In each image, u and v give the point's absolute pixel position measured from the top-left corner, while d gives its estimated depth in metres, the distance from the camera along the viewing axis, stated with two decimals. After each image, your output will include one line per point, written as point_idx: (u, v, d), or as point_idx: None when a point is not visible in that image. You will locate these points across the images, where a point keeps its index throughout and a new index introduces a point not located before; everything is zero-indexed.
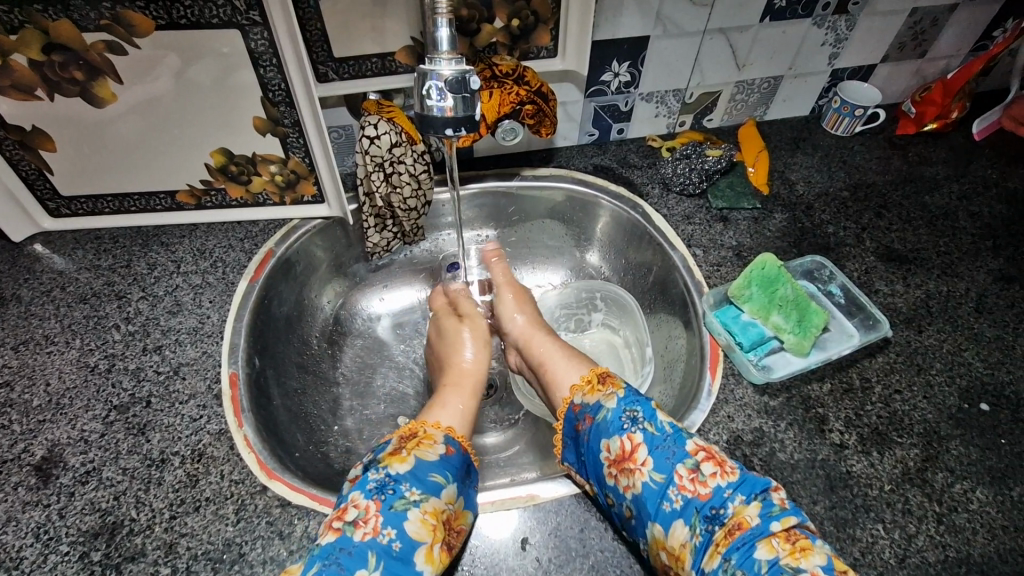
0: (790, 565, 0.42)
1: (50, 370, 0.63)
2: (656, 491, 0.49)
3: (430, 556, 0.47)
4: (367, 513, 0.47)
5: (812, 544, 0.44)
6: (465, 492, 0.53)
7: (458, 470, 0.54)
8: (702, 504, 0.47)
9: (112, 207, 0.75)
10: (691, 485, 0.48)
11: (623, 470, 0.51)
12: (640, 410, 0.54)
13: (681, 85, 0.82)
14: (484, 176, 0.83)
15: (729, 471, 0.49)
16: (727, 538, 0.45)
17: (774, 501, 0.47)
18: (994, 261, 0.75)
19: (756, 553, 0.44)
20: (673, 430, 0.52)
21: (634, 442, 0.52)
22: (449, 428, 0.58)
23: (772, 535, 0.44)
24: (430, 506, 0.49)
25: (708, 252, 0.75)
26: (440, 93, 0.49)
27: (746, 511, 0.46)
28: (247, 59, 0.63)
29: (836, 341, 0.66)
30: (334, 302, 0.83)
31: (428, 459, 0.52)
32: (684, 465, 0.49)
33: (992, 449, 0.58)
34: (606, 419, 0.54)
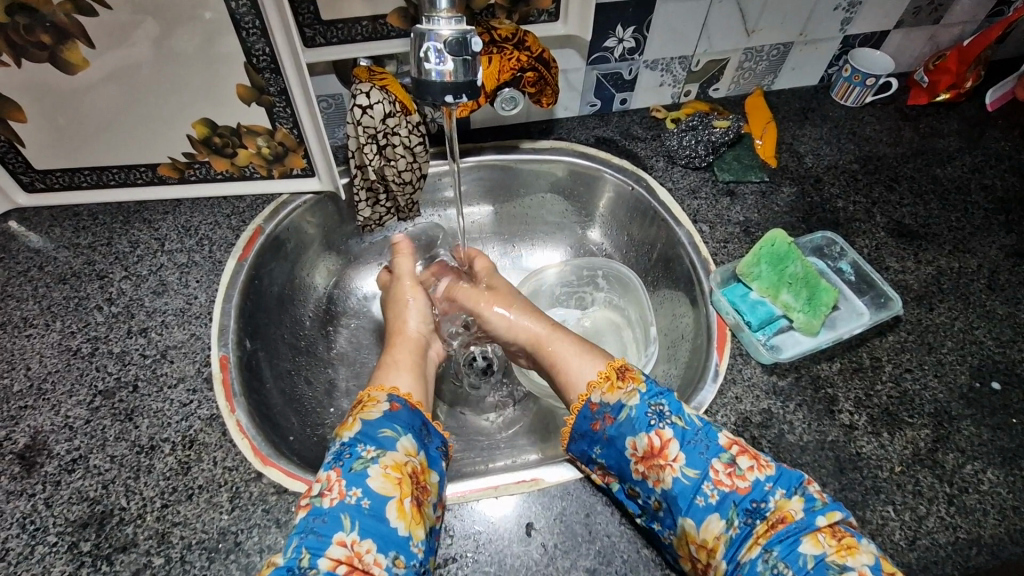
0: (837, 561, 0.43)
1: (31, 354, 0.60)
2: (689, 486, 0.48)
3: (401, 510, 0.46)
4: (329, 482, 0.47)
5: (857, 542, 0.44)
6: (423, 446, 0.53)
7: (411, 425, 0.54)
8: (740, 498, 0.47)
9: (89, 181, 0.71)
10: (727, 479, 0.48)
11: (653, 466, 0.50)
12: (666, 403, 0.53)
13: (687, 52, 0.79)
14: (482, 148, 0.79)
15: (766, 465, 0.48)
16: (768, 531, 0.45)
17: (815, 496, 0.47)
18: (1007, 237, 0.73)
19: (801, 547, 0.44)
20: (703, 424, 0.51)
21: (664, 438, 0.51)
22: (395, 388, 0.57)
23: (817, 530, 0.44)
24: (389, 460, 0.49)
25: (715, 228, 0.73)
26: (439, 55, 0.45)
27: (789, 504, 0.46)
28: (228, 21, 0.59)
29: (846, 320, 0.64)
30: (327, 281, 0.80)
31: (373, 417, 0.52)
32: (719, 460, 0.49)
33: (1003, 429, 0.57)
34: (631, 416, 0.53)
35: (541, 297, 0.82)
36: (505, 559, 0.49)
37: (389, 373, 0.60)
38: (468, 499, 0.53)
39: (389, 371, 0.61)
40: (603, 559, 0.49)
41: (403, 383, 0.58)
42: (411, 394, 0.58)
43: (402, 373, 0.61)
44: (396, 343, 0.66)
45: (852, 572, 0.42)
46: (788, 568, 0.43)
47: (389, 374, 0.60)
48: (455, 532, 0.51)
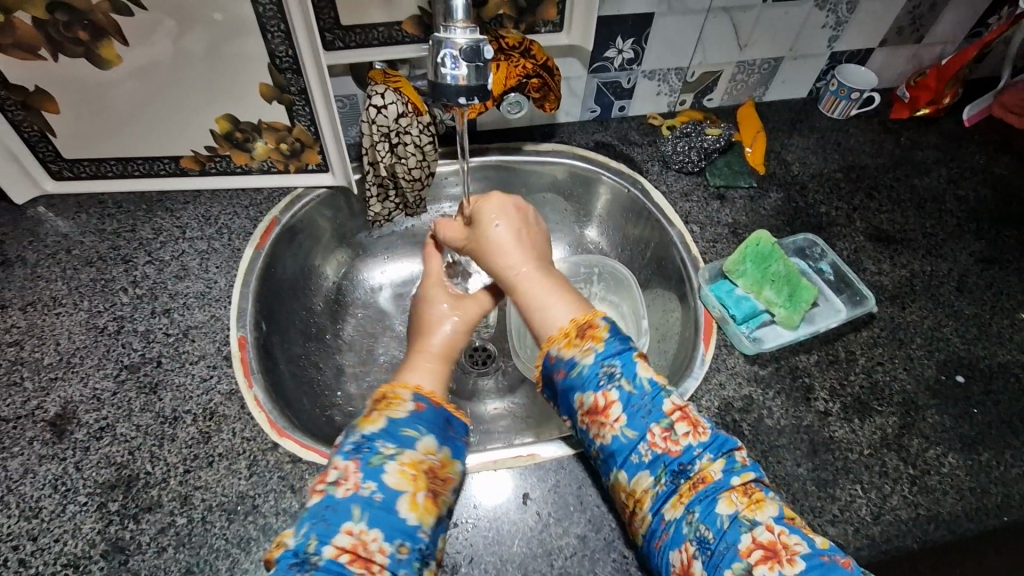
0: (747, 518, 0.46)
1: (60, 331, 0.64)
2: (627, 444, 0.51)
3: (414, 503, 0.48)
4: (346, 470, 0.48)
5: (765, 497, 0.48)
6: (446, 441, 0.53)
7: (433, 422, 0.54)
8: (671, 460, 0.49)
9: (115, 170, 0.75)
10: (662, 442, 0.50)
11: (596, 421, 0.52)
12: (618, 364, 0.53)
13: (683, 63, 0.84)
14: (487, 149, 0.84)
15: (701, 431, 0.50)
16: (691, 490, 0.48)
17: (737, 458, 0.50)
18: (977, 243, 0.78)
19: (717, 508, 0.46)
20: (651, 388, 0.52)
21: (609, 399, 0.52)
22: (419, 386, 0.57)
23: (730, 490, 0.47)
24: (407, 457, 0.49)
25: (705, 228, 0.77)
26: (455, 61, 0.49)
27: (711, 466, 0.49)
28: (255, 24, 0.64)
29: (825, 315, 0.68)
30: (337, 271, 0.84)
31: (400, 416, 0.52)
32: (658, 424, 0.50)
33: (965, 418, 0.62)
34: (582, 374, 0.53)
35: None
36: (503, 526, 0.53)
37: (410, 370, 0.60)
38: (469, 471, 0.57)
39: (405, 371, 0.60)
40: (593, 527, 0.54)
41: (423, 380, 0.58)
42: (433, 391, 0.57)
43: (421, 373, 0.60)
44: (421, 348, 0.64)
45: (759, 526, 0.45)
46: (706, 529, 0.46)
47: (407, 371, 0.59)
48: (456, 501, 0.55)
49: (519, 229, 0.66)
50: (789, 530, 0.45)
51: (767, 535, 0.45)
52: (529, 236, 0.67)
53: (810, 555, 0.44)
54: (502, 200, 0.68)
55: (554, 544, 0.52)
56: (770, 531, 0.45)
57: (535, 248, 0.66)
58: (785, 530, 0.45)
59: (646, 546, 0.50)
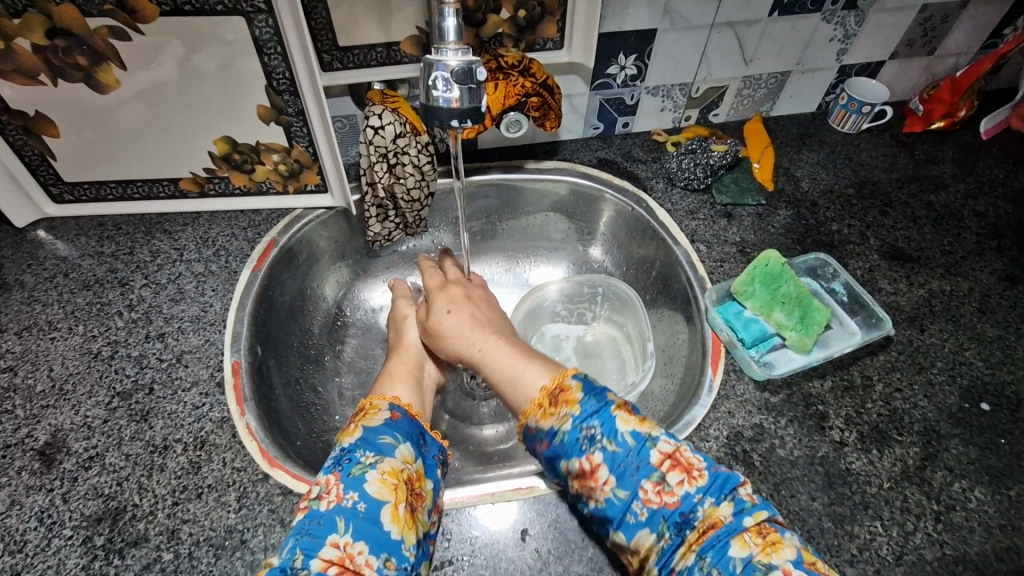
0: (762, 562, 0.43)
1: (53, 356, 0.63)
2: (619, 506, 0.48)
3: (396, 515, 0.47)
4: (328, 484, 0.47)
5: (782, 538, 0.44)
6: (420, 454, 0.54)
7: (409, 433, 0.55)
8: (669, 512, 0.47)
9: (114, 193, 0.74)
10: (657, 497, 0.47)
11: (585, 487, 0.50)
12: (598, 426, 0.51)
13: (687, 79, 0.82)
14: (489, 168, 0.82)
15: (696, 476, 0.48)
16: (699, 538, 0.45)
17: (744, 498, 0.47)
18: (999, 261, 0.75)
19: (730, 551, 0.44)
20: (635, 441, 0.50)
21: (594, 462, 0.50)
22: (394, 396, 0.59)
23: (744, 531, 0.45)
24: (386, 466, 0.49)
25: (712, 247, 0.75)
26: (446, 84, 0.47)
27: (717, 512, 0.46)
28: (252, 47, 0.63)
29: (839, 339, 0.65)
30: (336, 293, 0.83)
31: (375, 425, 0.53)
32: (649, 478, 0.48)
33: (991, 449, 0.58)
34: (563, 442, 0.52)
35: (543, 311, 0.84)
36: (500, 563, 0.51)
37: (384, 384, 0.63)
38: (465, 504, 0.54)
39: (385, 383, 0.63)
40: (594, 566, 0.51)
41: (400, 392, 0.61)
42: (410, 404, 0.60)
43: (399, 384, 0.63)
44: (396, 358, 0.68)
45: (777, 569, 0.42)
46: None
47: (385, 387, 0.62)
48: (452, 536, 0.53)
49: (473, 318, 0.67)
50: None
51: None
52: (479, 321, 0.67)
53: None
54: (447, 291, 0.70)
55: None
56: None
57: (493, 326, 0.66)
58: (805, 574, 0.42)
59: None
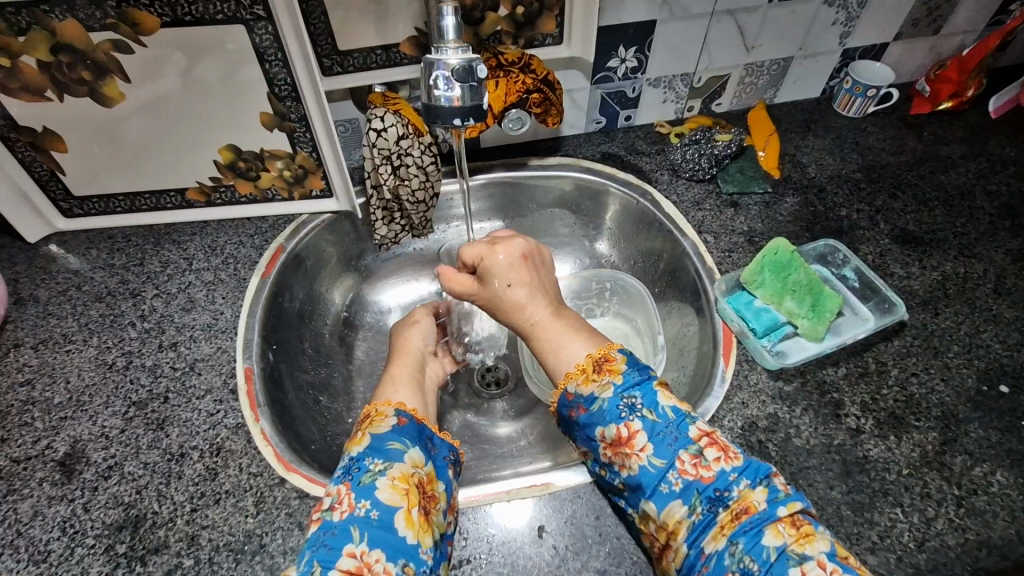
0: (796, 551, 0.42)
1: (70, 368, 0.64)
2: (654, 474, 0.48)
3: (410, 519, 0.45)
4: (339, 495, 0.46)
5: (815, 530, 0.43)
6: (431, 456, 0.52)
7: (418, 437, 0.52)
8: (704, 487, 0.47)
9: (123, 206, 0.75)
10: (692, 469, 0.48)
11: (619, 453, 0.50)
12: (639, 396, 0.52)
13: (689, 69, 0.81)
14: (493, 166, 0.83)
15: (732, 456, 0.48)
16: (732, 521, 0.45)
17: (778, 487, 0.46)
18: (1013, 241, 0.74)
19: (763, 539, 0.43)
20: (675, 416, 0.51)
21: (632, 429, 0.50)
22: (401, 403, 0.55)
23: (778, 520, 0.44)
24: (396, 472, 0.47)
25: (719, 238, 0.75)
26: (448, 83, 0.46)
27: (752, 495, 0.45)
28: (253, 54, 0.64)
29: (852, 325, 0.65)
30: (345, 297, 0.83)
31: (382, 432, 0.51)
32: (686, 451, 0.48)
33: (1012, 431, 0.57)
34: (602, 408, 0.52)
35: None
36: (518, 561, 0.51)
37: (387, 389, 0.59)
38: (481, 503, 0.54)
39: (388, 387, 0.59)
40: (613, 560, 0.51)
41: (405, 397, 0.57)
42: (417, 407, 0.56)
43: (401, 386, 0.59)
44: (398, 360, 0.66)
45: (811, 560, 0.41)
46: (752, 562, 0.42)
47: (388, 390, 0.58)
48: (468, 534, 0.53)
49: (531, 280, 0.61)
50: (843, 569, 0.40)
51: (817, 571, 0.40)
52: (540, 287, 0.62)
53: None
54: (508, 249, 0.61)
55: None
56: (821, 567, 0.41)
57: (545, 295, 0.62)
58: (839, 568, 0.40)
59: None
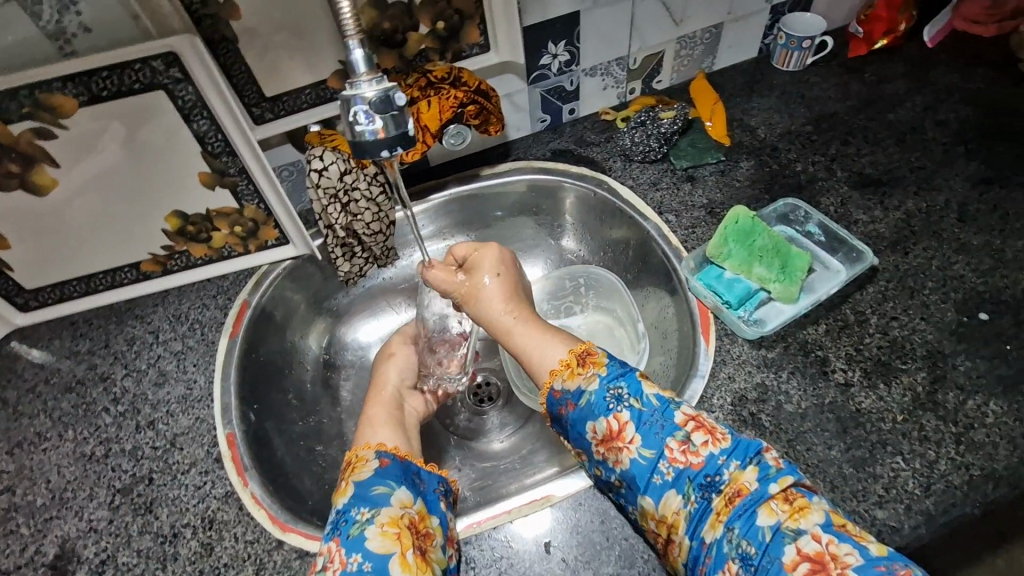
0: (790, 527, 0.41)
1: (48, 466, 0.62)
2: (645, 467, 0.48)
3: (405, 564, 0.44)
4: (330, 553, 0.45)
5: (809, 502, 0.43)
6: (419, 493, 0.51)
7: (403, 476, 0.52)
8: (695, 474, 0.46)
9: (80, 290, 0.73)
10: (682, 457, 0.47)
11: (611, 449, 0.49)
12: (625, 385, 0.51)
13: (623, 53, 0.81)
14: (446, 183, 0.82)
15: (720, 438, 0.47)
16: (727, 506, 0.44)
17: (770, 463, 0.45)
18: (970, 167, 0.74)
19: (758, 520, 0.42)
20: (660, 403, 0.50)
21: (621, 421, 0.50)
22: (381, 444, 0.55)
23: (770, 498, 0.43)
24: (384, 517, 0.46)
25: (681, 215, 0.74)
26: (368, 116, 0.44)
27: (743, 476, 0.45)
28: (178, 117, 0.62)
29: (824, 280, 0.64)
30: (321, 340, 0.82)
31: (365, 478, 0.50)
32: (674, 438, 0.48)
33: (999, 358, 0.57)
34: (590, 401, 0.52)
35: None
36: None
37: (365, 433, 0.58)
38: (485, 528, 0.53)
39: (367, 431, 0.59)
40: (625, 562, 0.50)
41: (385, 438, 0.57)
42: (398, 446, 0.56)
43: (380, 429, 0.59)
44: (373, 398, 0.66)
45: (806, 535, 0.41)
46: (749, 545, 0.42)
47: (367, 434, 0.58)
48: (476, 563, 0.52)
49: (511, 283, 0.64)
50: (839, 539, 0.40)
51: (813, 545, 0.40)
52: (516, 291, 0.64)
53: (863, 566, 0.38)
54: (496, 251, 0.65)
55: None
56: (817, 540, 0.40)
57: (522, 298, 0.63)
58: (835, 538, 0.40)
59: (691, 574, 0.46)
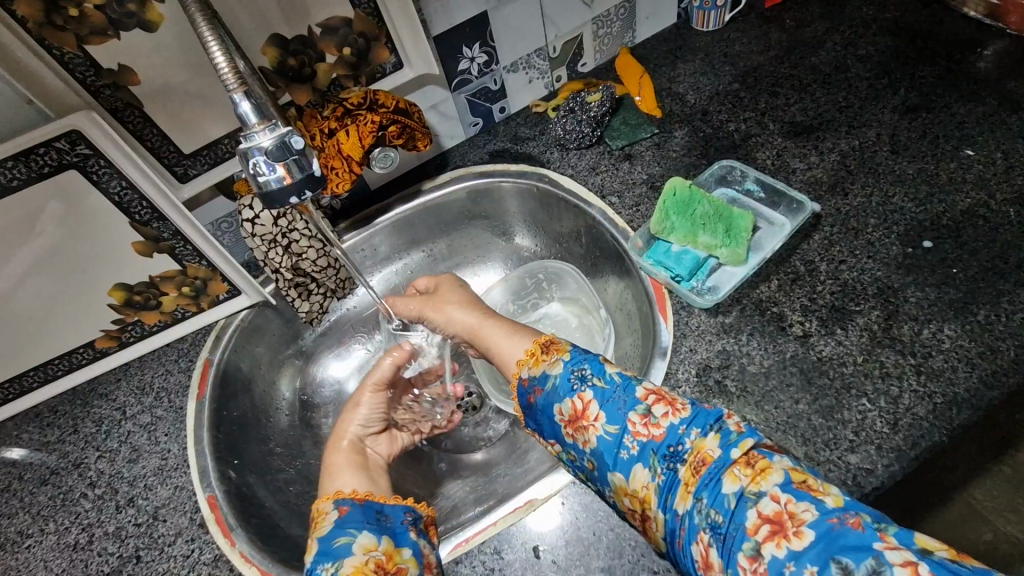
0: (752, 491, 0.41)
1: (34, 563, 0.61)
2: (611, 442, 0.48)
3: None
4: None
5: (770, 462, 0.42)
6: (383, 532, 0.50)
7: (364, 520, 0.51)
8: (658, 445, 0.46)
9: (38, 378, 0.70)
10: (644, 429, 0.47)
11: (579, 429, 0.50)
12: (588, 366, 0.52)
13: (540, 43, 0.80)
14: (389, 205, 0.81)
15: (680, 408, 0.47)
16: (693, 476, 0.44)
17: (730, 428, 0.45)
18: (896, 97, 0.74)
19: (723, 487, 0.42)
20: (622, 380, 0.51)
21: (585, 400, 0.50)
22: (338, 491, 0.54)
23: (733, 464, 0.43)
24: (348, 568, 0.46)
25: (623, 195, 0.74)
26: (268, 165, 0.45)
27: (705, 444, 0.45)
28: (97, 192, 0.61)
29: (770, 236, 0.65)
30: (294, 383, 0.81)
31: (326, 531, 0.49)
32: (636, 412, 0.48)
33: (948, 283, 0.58)
34: (555, 384, 0.52)
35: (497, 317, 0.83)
36: None
37: (327, 483, 0.57)
38: (473, 545, 0.53)
39: (326, 482, 0.58)
40: (614, 553, 0.50)
41: (351, 484, 0.56)
42: (357, 489, 0.55)
43: (340, 475, 0.58)
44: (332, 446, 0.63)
45: (767, 496, 0.40)
46: (717, 513, 0.41)
47: (332, 481, 0.57)
48: None
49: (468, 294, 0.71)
50: (798, 497, 0.40)
51: (772, 506, 0.40)
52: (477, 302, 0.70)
53: (820, 521, 0.38)
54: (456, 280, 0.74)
55: None
56: (776, 501, 0.40)
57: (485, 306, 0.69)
58: (794, 498, 0.40)
59: (669, 548, 0.45)
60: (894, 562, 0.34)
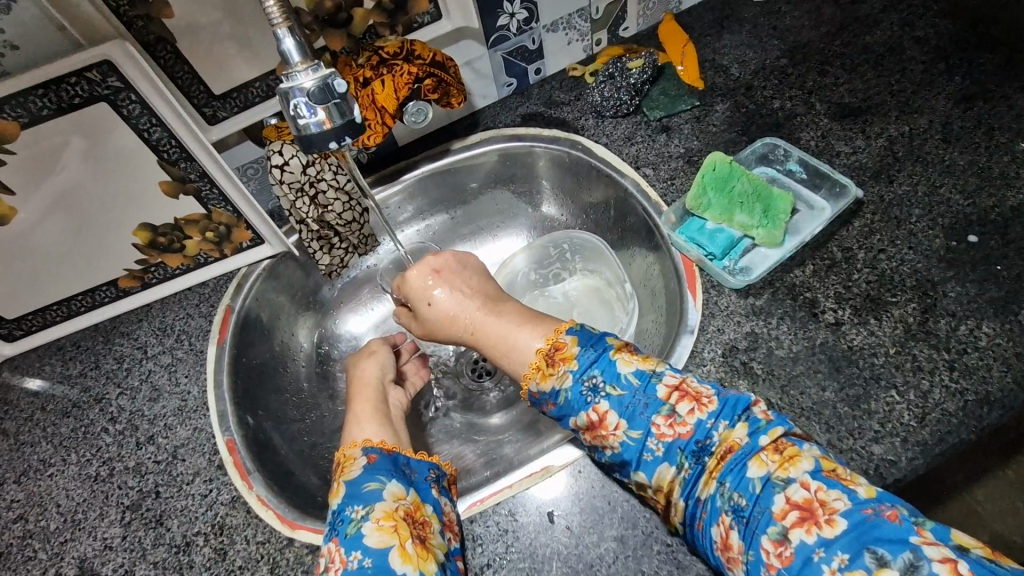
0: (780, 477, 0.41)
1: (56, 491, 0.63)
2: (635, 448, 0.47)
3: (406, 554, 0.44)
4: (330, 555, 0.45)
5: (799, 450, 0.42)
6: (410, 483, 0.51)
7: (391, 469, 0.51)
8: (686, 443, 0.45)
9: (61, 314, 0.71)
10: (669, 430, 0.46)
11: (597, 436, 0.49)
12: (598, 373, 0.50)
13: (583, 3, 0.77)
14: (416, 162, 0.79)
15: (706, 402, 0.46)
16: (719, 464, 0.44)
17: (758, 416, 0.45)
18: (952, 84, 0.71)
19: (748, 472, 0.42)
20: (640, 380, 0.49)
21: (601, 411, 0.48)
22: (367, 439, 0.55)
23: (760, 451, 0.43)
24: (379, 512, 0.46)
25: (658, 167, 0.72)
26: (309, 107, 0.44)
27: (732, 434, 0.44)
28: (127, 128, 0.60)
29: (809, 220, 0.63)
30: (312, 335, 0.81)
31: (355, 476, 0.50)
32: (659, 414, 0.47)
33: (989, 280, 0.56)
34: (567, 399, 0.50)
35: (518, 285, 0.82)
36: (537, 551, 0.51)
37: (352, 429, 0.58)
38: (489, 505, 0.54)
39: (353, 427, 0.58)
40: (627, 524, 0.51)
41: (370, 433, 0.56)
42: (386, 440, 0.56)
43: (366, 424, 0.58)
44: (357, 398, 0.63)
45: (796, 483, 0.40)
46: (741, 497, 0.41)
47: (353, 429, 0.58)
48: (483, 538, 0.52)
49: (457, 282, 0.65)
50: (828, 486, 0.40)
51: (802, 493, 0.40)
52: (467, 285, 0.65)
53: (850, 512, 0.38)
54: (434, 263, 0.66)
55: (592, 557, 0.50)
56: (805, 488, 0.40)
57: (477, 297, 0.63)
58: (823, 486, 0.40)
59: (689, 531, 0.46)
60: (931, 558, 0.35)
